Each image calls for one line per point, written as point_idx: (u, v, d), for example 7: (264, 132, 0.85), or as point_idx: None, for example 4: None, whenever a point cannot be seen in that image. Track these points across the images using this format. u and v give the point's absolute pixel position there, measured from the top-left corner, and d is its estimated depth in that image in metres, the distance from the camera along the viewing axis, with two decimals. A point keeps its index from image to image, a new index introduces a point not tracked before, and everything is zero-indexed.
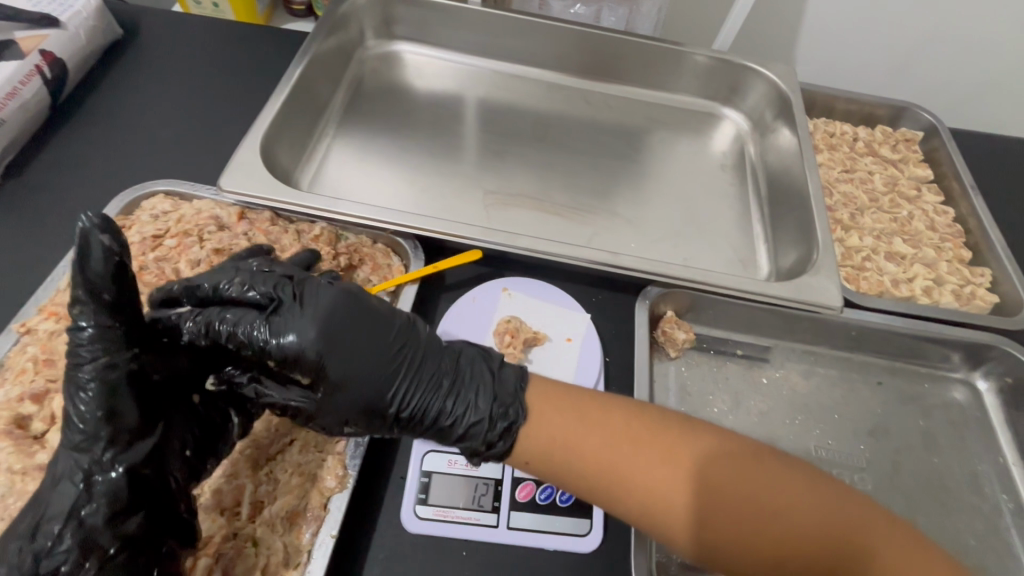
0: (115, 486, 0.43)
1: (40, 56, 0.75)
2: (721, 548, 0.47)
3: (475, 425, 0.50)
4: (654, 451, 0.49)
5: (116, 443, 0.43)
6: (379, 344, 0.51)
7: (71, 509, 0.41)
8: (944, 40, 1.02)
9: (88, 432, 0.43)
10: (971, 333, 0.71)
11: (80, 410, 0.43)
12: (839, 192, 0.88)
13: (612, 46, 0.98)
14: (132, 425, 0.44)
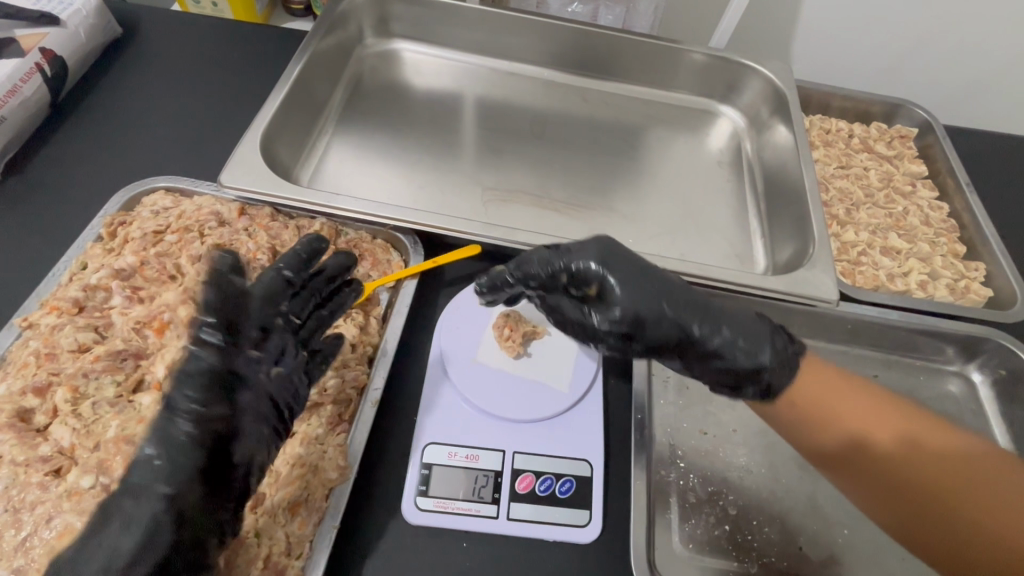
0: (177, 503, 0.44)
1: (41, 54, 0.75)
2: (920, 523, 0.49)
3: (760, 364, 0.52)
4: (873, 404, 0.53)
5: (184, 461, 0.45)
6: (662, 288, 0.54)
7: (133, 521, 0.43)
8: (938, 38, 1.03)
9: (169, 447, 0.46)
10: (965, 326, 0.72)
11: (169, 425, 0.46)
12: (834, 187, 0.89)
13: (610, 44, 0.98)
14: (203, 442, 0.46)
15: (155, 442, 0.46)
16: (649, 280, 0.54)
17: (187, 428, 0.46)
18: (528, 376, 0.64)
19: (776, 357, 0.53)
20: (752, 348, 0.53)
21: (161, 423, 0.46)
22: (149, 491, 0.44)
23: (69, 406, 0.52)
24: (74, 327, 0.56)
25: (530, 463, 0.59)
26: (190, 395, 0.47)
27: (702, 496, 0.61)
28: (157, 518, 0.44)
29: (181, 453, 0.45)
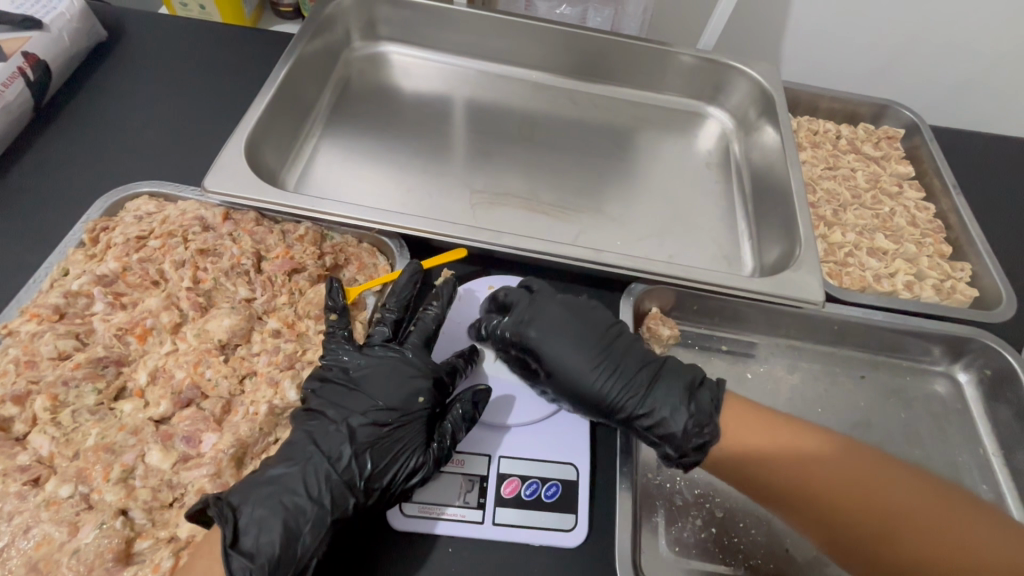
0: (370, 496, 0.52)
1: (23, 58, 0.75)
2: (857, 543, 0.51)
3: (673, 426, 0.56)
4: (804, 433, 0.56)
5: (386, 461, 0.54)
6: (585, 346, 0.61)
7: (318, 499, 0.50)
8: (925, 39, 1.03)
9: (375, 445, 0.55)
10: (951, 326, 0.72)
11: (377, 424, 0.56)
12: (821, 188, 0.89)
13: (599, 46, 0.98)
14: (400, 450, 0.55)
15: (363, 437, 0.55)
16: (572, 339, 0.61)
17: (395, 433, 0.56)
18: (515, 380, 0.65)
19: (689, 421, 0.56)
20: (663, 411, 0.57)
21: (363, 421, 0.56)
22: (344, 478, 0.52)
23: (48, 415, 0.51)
24: (55, 334, 0.55)
25: (516, 467, 0.59)
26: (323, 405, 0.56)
27: (689, 499, 0.61)
28: (346, 501, 0.51)
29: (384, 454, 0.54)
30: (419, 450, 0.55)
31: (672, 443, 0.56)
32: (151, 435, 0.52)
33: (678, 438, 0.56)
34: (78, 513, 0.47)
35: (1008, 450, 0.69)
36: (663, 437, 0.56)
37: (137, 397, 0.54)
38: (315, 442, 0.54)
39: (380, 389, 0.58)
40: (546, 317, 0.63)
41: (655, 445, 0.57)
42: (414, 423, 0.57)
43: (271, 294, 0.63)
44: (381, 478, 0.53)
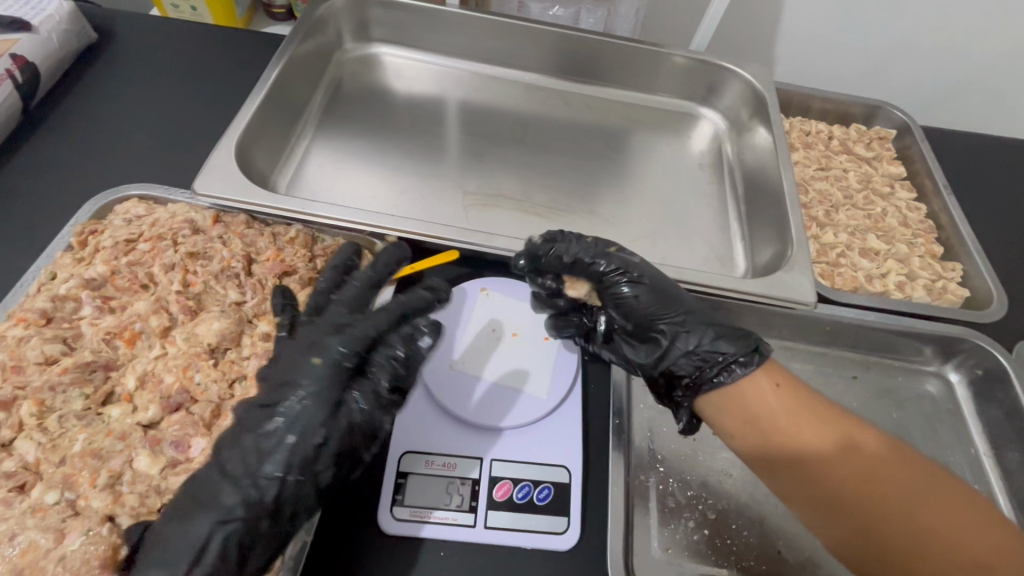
0: (266, 490, 0.48)
1: (11, 61, 0.74)
2: (856, 530, 0.51)
3: (715, 337, 0.59)
4: (821, 420, 0.54)
5: (280, 447, 0.49)
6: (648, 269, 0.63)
7: (212, 502, 0.48)
8: (916, 40, 1.04)
9: (291, 425, 0.50)
10: (942, 327, 0.72)
11: (293, 402, 0.51)
12: (814, 189, 0.90)
13: (592, 48, 0.98)
14: (313, 428, 0.50)
15: (280, 419, 0.51)
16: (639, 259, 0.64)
17: (287, 416, 0.50)
18: (506, 382, 0.64)
19: (738, 339, 0.58)
20: (711, 330, 0.59)
21: (276, 398, 0.51)
22: (235, 474, 0.49)
23: (35, 420, 0.51)
24: (41, 339, 0.55)
25: (507, 470, 0.58)
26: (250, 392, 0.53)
27: (681, 501, 0.61)
28: (238, 501, 0.48)
29: (278, 440, 0.50)
30: (317, 425, 0.50)
31: (717, 357, 0.58)
32: (139, 440, 0.51)
33: (724, 352, 0.58)
34: (64, 519, 0.46)
35: (999, 450, 0.69)
36: (704, 353, 0.58)
37: (126, 402, 0.54)
38: (238, 430, 0.51)
39: (297, 366, 0.53)
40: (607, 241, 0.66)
41: (691, 357, 0.59)
42: (309, 398, 0.51)
43: (261, 297, 0.63)
44: (274, 467, 0.49)
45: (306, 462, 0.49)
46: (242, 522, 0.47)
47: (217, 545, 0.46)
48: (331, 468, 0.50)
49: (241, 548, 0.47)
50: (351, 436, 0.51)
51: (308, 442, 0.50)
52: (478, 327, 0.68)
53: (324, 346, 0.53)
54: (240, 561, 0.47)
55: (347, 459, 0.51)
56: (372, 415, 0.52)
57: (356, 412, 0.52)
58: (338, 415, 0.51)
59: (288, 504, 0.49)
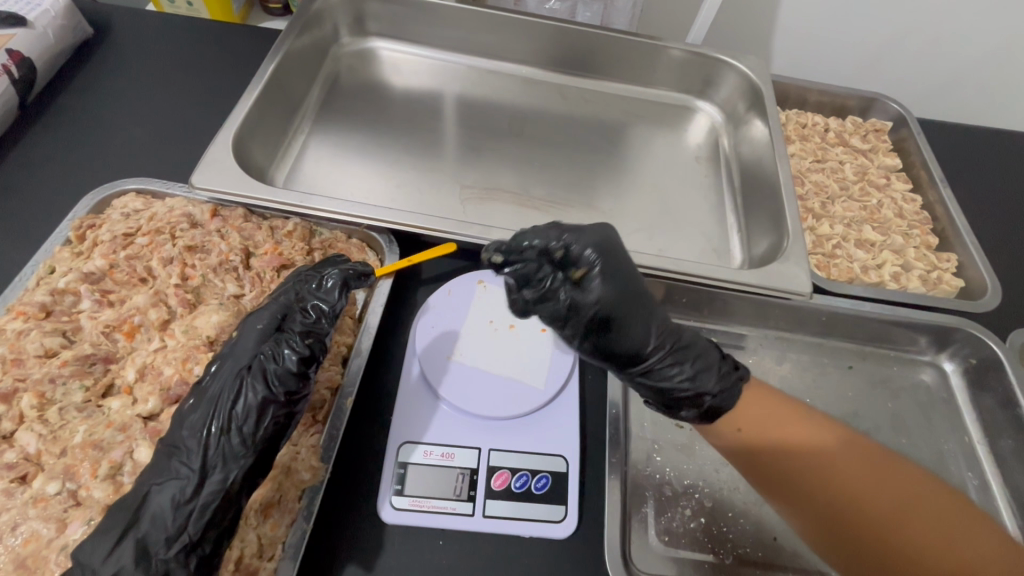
0: (193, 448, 0.46)
1: (7, 56, 0.74)
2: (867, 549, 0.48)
3: (705, 371, 0.55)
4: (820, 424, 0.54)
5: (202, 406, 0.48)
6: (640, 300, 0.54)
7: (150, 468, 0.46)
8: (912, 33, 1.04)
9: (219, 393, 0.49)
10: (937, 317, 0.73)
11: (221, 372, 0.50)
12: (809, 181, 0.90)
13: (588, 42, 0.98)
14: (239, 388, 0.49)
15: (209, 391, 0.49)
16: (634, 286, 0.54)
17: (209, 379, 0.50)
18: (503, 372, 0.65)
19: (720, 377, 0.55)
20: (700, 365, 0.55)
21: (208, 373, 0.51)
22: (167, 442, 0.48)
23: (35, 412, 0.51)
24: (41, 332, 0.55)
25: (506, 460, 0.59)
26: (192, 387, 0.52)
27: (678, 490, 0.62)
28: (171, 465, 0.46)
29: (200, 403, 0.49)
30: (232, 378, 0.49)
31: (701, 395, 0.54)
32: (140, 431, 0.51)
33: (709, 389, 0.54)
34: (66, 510, 0.47)
35: (992, 438, 0.70)
36: (688, 389, 0.54)
37: (126, 394, 0.54)
38: (177, 416, 0.49)
39: (228, 343, 0.53)
40: (614, 268, 0.52)
41: (680, 392, 0.55)
42: (227, 358, 0.51)
43: (260, 290, 0.63)
44: (197, 425, 0.47)
45: (225, 413, 0.48)
46: (173, 481, 0.45)
47: (153, 507, 0.44)
48: (251, 416, 0.48)
49: (175, 506, 0.44)
50: (267, 383, 0.49)
51: (224, 392, 0.49)
52: (475, 319, 0.68)
53: (244, 319, 0.55)
54: (176, 521, 0.44)
55: (269, 409, 0.49)
56: (286, 359, 0.50)
57: (268, 359, 0.50)
58: (251, 365, 0.50)
59: (215, 457, 0.46)
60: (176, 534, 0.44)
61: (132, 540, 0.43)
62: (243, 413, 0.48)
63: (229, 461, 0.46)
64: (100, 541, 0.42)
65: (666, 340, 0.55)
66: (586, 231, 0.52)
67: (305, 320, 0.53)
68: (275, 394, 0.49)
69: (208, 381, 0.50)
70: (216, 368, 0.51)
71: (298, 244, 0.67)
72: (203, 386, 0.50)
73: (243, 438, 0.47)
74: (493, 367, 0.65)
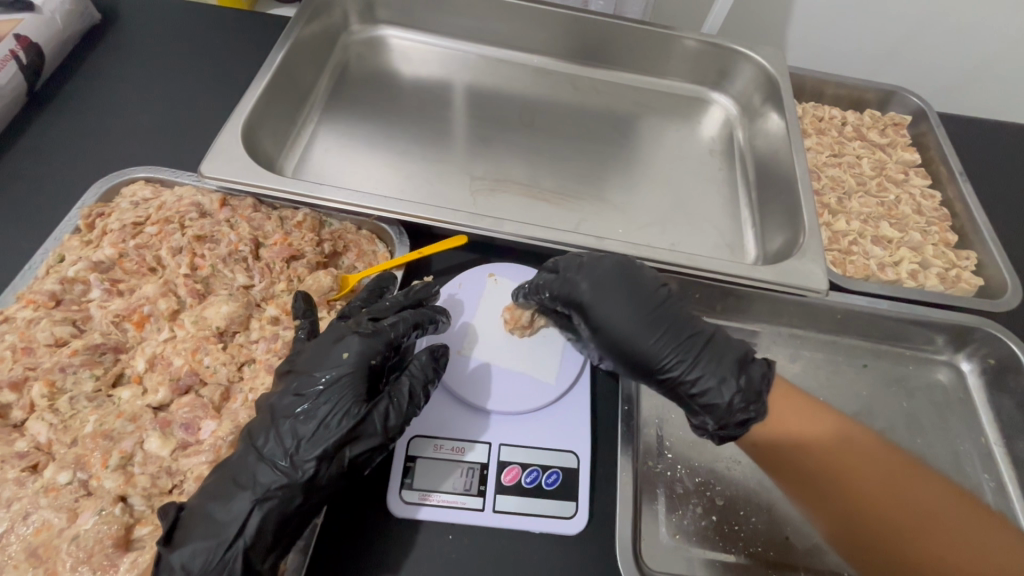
0: (302, 471, 0.48)
1: (15, 41, 0.73)
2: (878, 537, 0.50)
3: (715, 402, 0.54)
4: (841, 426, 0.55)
5: (311, 426, 0.49)
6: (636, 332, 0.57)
7: (250, 476, 0.48)
8: (933, 25, 1.01)
9: (331, 422, 0.50)
10: (956, 316, 0.71)
11: (335, 398, 0.51)
12: (826, 176, 0.88)
13: (602, 31, 0.96)
14: (350, 423, 0.50)
15: (320, 411, 0.50)
16: (628, 317, 0.58)
17: (321, 397, 0.51)
18: (515, 366, 0.64)
19: (723, 409, 0.53)
20: (703, 398, 0.54)
21: (312, 392, 0.51)
22: (265, 451, 0.49)
23: (46, 401, 0.51)
24: (51, 321, 0.55)
25: (516, 455, 0.58)
26: (285, 389, 0.52)
27: (690, 487, 0.61)
28: (276, 480, 0.47)
29: (310, 422, 0.50)
30: (353, 413, 0.50)
31: (709, 425, 0.55)
32: (150, 422, 0.51)
33: (713, 422, 0.54)
34: (77, 499, 0.47)
35: (1009, 439, 0.69)
36: (693, 410, 0.56)
37: (136, 384, 0.54)
38: (276, 424, 0.50)
39: (327, 358, 0.53)
40: (603, 310, 0.58)
41: (692, 414, 0.56)
42: (339, 383, 0.51)
43: (269, 281, 0.62)
44: (310, 449, 0.49)
45: (336, 444, 0.49)
46: (279, 497, 0.47)
47: (258, 520, 0.46)
48: (362, 455, 0.50)
49: (280, 521, 0.47)
50: (382, 427, 0.51)
51: (344, 426, 0.50)
52: (485, 314, 0.68)
53: (354, 339, 0.53)
54: (280, 534, 0.47)
55: (377, 448, 0.51)
56: (404, 410, 0.52)
57: (392, 405, 0.52)
58: (373, 404, 0.51)
59: (322, 485, 0.49)
60: (275, 545, 0.47)
61: (239, 547, 0.46)
62: (359, 455, 0.50)
63: (333, 490, 0.49)
64: (202, 547, 0.45)
65: (669, 365, 0.56)
66: (579, 275, 0.60)
67: (424, 369, 0.55)
68: (389, 439, 0.51)
69: (317, 400, 0.50)
70: (333, 391, 0.51)
71: (306, 236, 0.66)
72: (313, 401, 0.50)
73: (348, 473, 0.50)
74: (502, 363, 0.64)
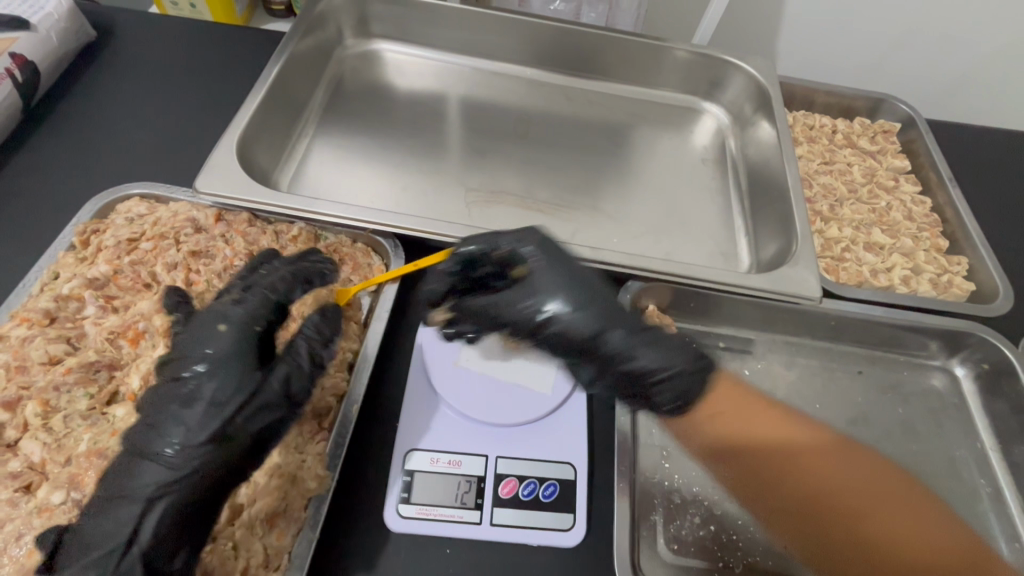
0: (193, 456, 0.49)
1: (10, 60, 0.74)
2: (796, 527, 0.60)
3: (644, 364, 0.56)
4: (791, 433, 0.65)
5: (195, 407, 0.51)
6: (607, 300, 0.58)
7: (136, 476, 0.48)
8: (919, 35, 1.03)
9: (216, 399, 0.51)
10: (949, 322, 0.72)
11: (216, 373, 0.52)
12: (818, 183, 0.89)
13: (594, 43, 0.98)
14: (237, 392, 0.52)
15: (203, 392, 0.51)
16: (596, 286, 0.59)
17: (198, 376, 0.52)
18: (509, 377, 0.64)
19: (668, 368, 0.56)
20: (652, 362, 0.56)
21: (189, 373, 0.52)
22: (146, 450, 0.49)
23: (39, 420, 0.51)
24: (45, 339, 0.55)
25: (513, 468, 0.58)
26: (160, 383, 0.53)
27: (687, 497, 0.61)
28: (165, 475, 0.48)
29: (190, 406, 0.51)
30: (241, 384, 0.52)
31: (639, 379, 0.56)
32: None
33: (649, 377, 0.56)
34: (70, 519, 0.47)
35: (1004, 443, 0.69)
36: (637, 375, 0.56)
37: (130, 402, 0.54)
38: (157, 414, 0.51)
39: (200, 338, 0.54)
40: (551, 273, 0.58)
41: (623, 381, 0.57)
42: (219, 358, 0.53)
43: None
44: (197, 432, 0.50)
45: (229, 417, 0.50)
46: (175, 488, 0.48)
47: (152, 522, 0.47)
48: (262, 420, 0.52)
49: (176, 514, 0.47)
50: (277, 389, 0.53)
51: (238, 395, 0.52)
52: None
53: (230, 310, 0.56)
54: (182, 528, 0.47)
55: (279, 412, 0.53)
56: (298, 368, 0.55)
57: (293, 370, 0.55)
58: (263, 369, 0.54)
59: (218, 465, 0.49)
60: (180, 547, 0.47)
61: (136, 553, 0.46)
62: (262, 427, 0.52)
63: (236, 466, 0.50)
64: (105, 556, 0.45)
65: (608, 336, 0.56)
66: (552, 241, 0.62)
67: (316, 327, 0.58)
68: (287, 401, 0.53)
69: (197, 381, 0.52)
70: (213, 369, 0.52)
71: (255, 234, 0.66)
72: (195, 385, 0.52)
73: (250, 445, 0.51)
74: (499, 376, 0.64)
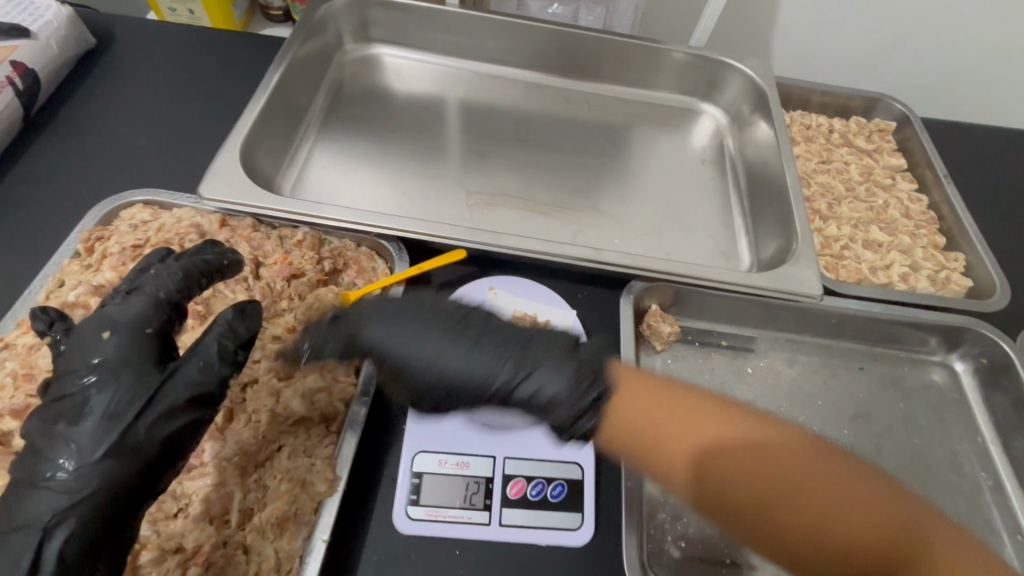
0: (84, 476, 0.44)
1: (11, 68, 0.74)
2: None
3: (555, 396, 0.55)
4: None
5: (83, 423, 0.46)
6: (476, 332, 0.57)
7: (25, 506, 0.43)
8: (912, 35, 1.05)
9: (110, 413, 0.46)
10: (947, 317, 0.73)
11: (100, 382, 0.47)
12: (816, 182, 0.90)
13: (592, 46, 0.98)
14: (133, 399, 0.47)
15: (93, 406, 0.46)
16: (436, 334, 0.57)
17: (87, 391, 0.47)
18: None
19: (577, 385, 0.54)
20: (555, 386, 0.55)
21: (75, 386, 0.47)
22: (31, 477, 0.44)
23: None
24: (52, 346, 0.55)
25: (521, 468, 0.59)
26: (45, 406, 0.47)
27: None
28: (54, 502, 0.43)
29: (77, 426, 0.45)
30: (135, 391, 0.47)
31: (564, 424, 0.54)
32: None
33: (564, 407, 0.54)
34: None
35: (1004, 437, 0.70)
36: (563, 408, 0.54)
37: None
38: (42, 441, 0.45)
39: (87, 348, 0.49)
40: (400, 334, 0.56)
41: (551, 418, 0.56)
42: (108, 369, 0.47)
43: (271, 301, 0.63)
44: (90, 450, 0.45)
45: (126, 430, 0.46)
46: (71, 512, 0.43)
47: (56, 546, 0.42)
48: (167, 427, 0.47)
49: (83, 539, 0.43)
50: (180, 391, 0.48)
51: (135, 402, 0.47)
52: None
53: (119, 314, 0.50)
54: (92, 550, 0.44)
55: (184, 414, 0.48)
56: (205, 366, 0.50)
57: (196, 372, 0.50)
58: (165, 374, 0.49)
59: (118, 482, 0.45)
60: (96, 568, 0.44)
61: None
62: (169, 434, 0.47)
63: (140, 478, 0.46)
64: None
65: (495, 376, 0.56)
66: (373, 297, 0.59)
67: (225, 319, 0.52)
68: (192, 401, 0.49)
69: (83, 395, 0.47)
70: (101, 380, 0.47)
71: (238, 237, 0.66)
72: (80, 401, 0.47)
73: (154, 453, 0.46)
74: None
